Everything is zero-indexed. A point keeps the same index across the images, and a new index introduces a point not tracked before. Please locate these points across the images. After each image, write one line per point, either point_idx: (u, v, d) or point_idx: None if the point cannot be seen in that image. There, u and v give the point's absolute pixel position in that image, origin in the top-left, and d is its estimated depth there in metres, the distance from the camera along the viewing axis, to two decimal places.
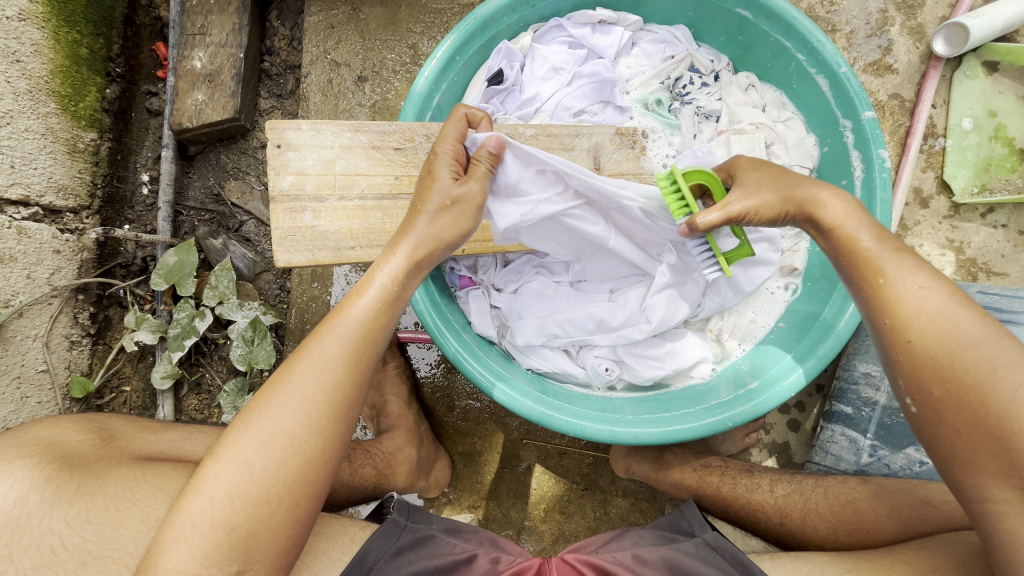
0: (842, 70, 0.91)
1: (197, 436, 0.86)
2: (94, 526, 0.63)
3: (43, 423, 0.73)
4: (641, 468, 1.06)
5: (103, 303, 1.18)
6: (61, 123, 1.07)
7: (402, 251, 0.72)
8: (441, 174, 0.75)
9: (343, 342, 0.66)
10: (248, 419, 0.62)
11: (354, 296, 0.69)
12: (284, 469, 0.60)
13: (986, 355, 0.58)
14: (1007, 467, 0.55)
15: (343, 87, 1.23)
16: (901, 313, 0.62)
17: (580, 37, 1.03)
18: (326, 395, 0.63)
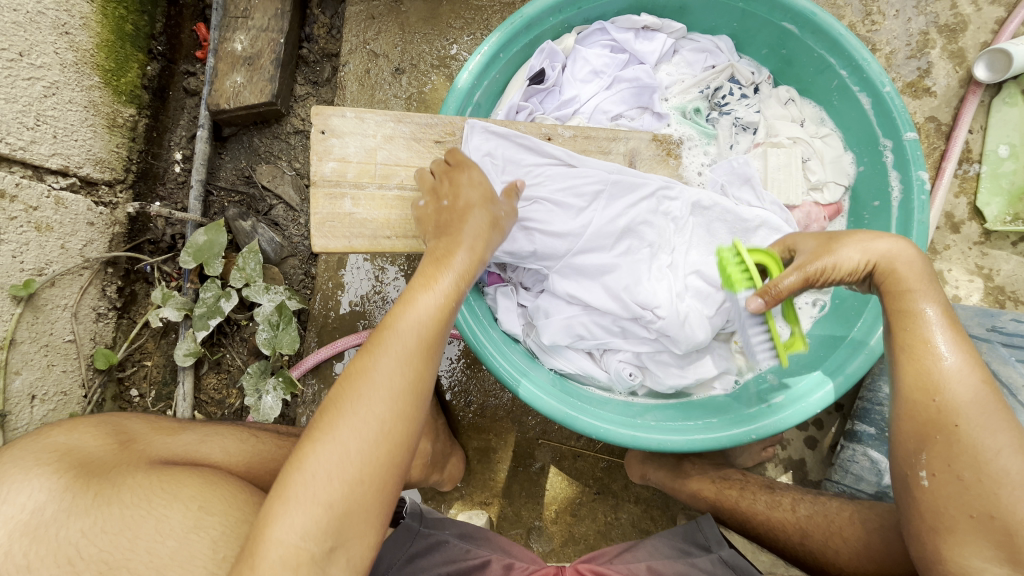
0: (886, 90, 0.90)
1: (214, 438, 0.82)
2: (111, 537, 0.60)
3: (64, 426, 0.70)
4: (657, 476, 1.06)
5: (130, 277, 1.19)
6: (103, 97, 1.08)
7: (467, 245, 0.73)
8: (472, 172, 0.79)
9: (419, 334, 0.65)
10: (340, 405, 0.61)
11: (427, 283, 0.69)
12: (373, 454, 0.60)
13: (1008, 464, 0.61)
14: (1006, 553, 0.59)
15: (380, 78, 1.23)
16: (946, 394, 0.64)
17: (623, 41, 1.03)
18: (408, 385, 0.63)
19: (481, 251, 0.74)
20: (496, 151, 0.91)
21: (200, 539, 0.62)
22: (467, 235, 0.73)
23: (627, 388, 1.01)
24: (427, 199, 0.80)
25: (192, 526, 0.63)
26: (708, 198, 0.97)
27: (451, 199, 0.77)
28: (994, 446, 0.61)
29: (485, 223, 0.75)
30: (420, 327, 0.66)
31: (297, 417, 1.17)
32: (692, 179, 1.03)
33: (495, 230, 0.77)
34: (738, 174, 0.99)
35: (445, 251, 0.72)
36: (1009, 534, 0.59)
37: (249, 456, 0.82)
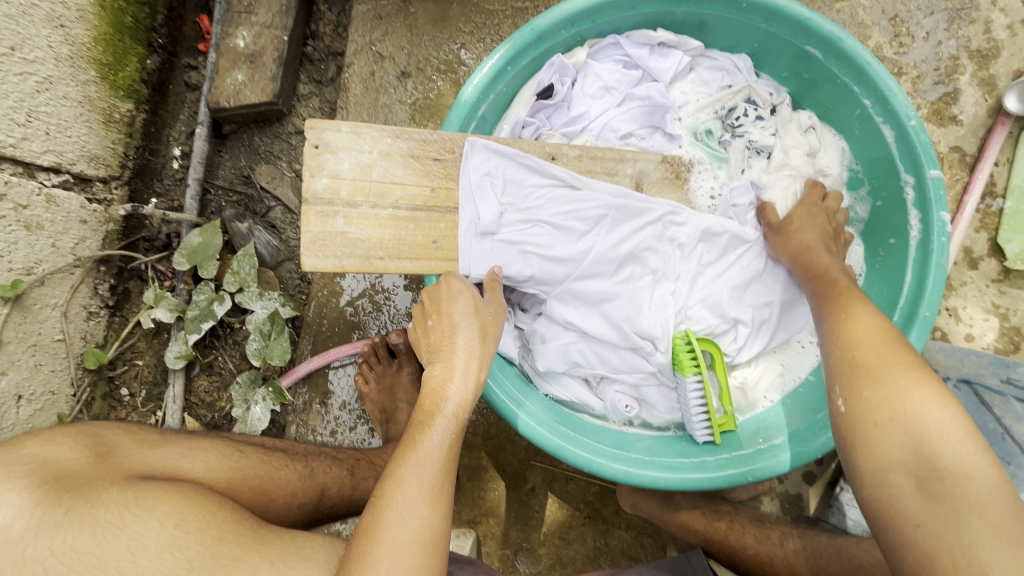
0: (911, 123, 0.86)
1: (195, 452, 0.76)
2: (81, 556, 0.57)
3: (42, 436, 0.67)
4: (648, 506, 1.02)
5: (124, 275, 1.17)
6: (99, 92, 1.06)
7: (464, 375, 0.75)
8: (457, 293, 0.80)
9: (427, 478, 0.66)
10: (380, 515, 0.63)
11: (427, 422, 0.70)
12: (424, 546, 0.63)
13: (900, 375, 0.63)
14: (916, 456, 0.58)
15: (385, 81, 1.20)
16: (847, 333, 0.71)
17: (636, 57, 0.98)
18: (440, 474, 0.67)
19: (476, 363, 0.76)
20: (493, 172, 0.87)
21: (174, 559, 0.58)
22: (460, 346, 0.76)
23: (622, 418, 0.98)
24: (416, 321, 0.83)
25: (167, 545, 0.58)
26: (720, 223, 0.94)
27: (435, 316, 0.80)
28: (896, 370, 0.63)
29: (478, 327, 0.78)
30: (444, 422, 0.70)
31: (287, 425, 1.15)
32: (700, 206, 0.97)
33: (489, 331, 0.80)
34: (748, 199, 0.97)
35: (440, 378, 0.74)
36: (914, 438, 0.59)
37: (232, 472, 0.77)
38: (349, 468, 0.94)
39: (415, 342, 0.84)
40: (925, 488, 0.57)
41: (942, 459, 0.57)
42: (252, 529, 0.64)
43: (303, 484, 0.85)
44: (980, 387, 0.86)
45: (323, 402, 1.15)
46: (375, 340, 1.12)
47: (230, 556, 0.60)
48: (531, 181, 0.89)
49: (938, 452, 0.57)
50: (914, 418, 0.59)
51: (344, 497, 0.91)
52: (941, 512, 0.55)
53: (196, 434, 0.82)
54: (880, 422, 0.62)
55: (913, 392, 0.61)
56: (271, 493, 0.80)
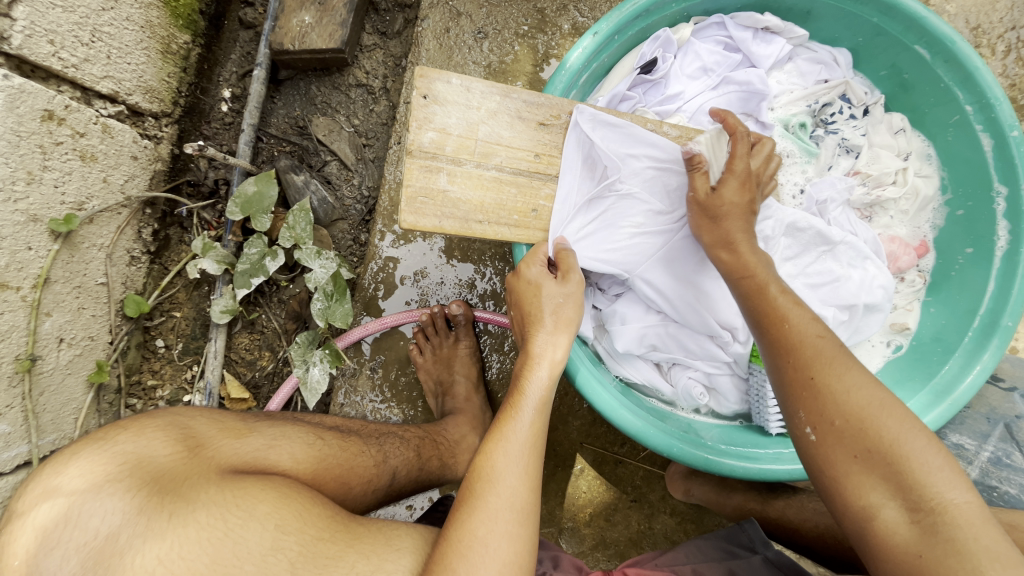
0: (1013, 134, 0.86)
1: (282, 442, 0.72)
2: (188, 564, 0.53)
3: (131, 429, 0.61)
4: (703, 491, 1.04)
5: (166, 221, 1.10)
6: (160, 18, 0.98)
7: (545, 363, 0.74)
8: (531, 270, 0.79)
9: (519, 454, 0.66)
10: (475, 506, 0.62)
11: (512, 406, 0.71)
12: (515, 545, 0.60)
13: (888, 416, 0.59)
14: (896, 491, 0.56)
15: (459, 40, 1.14)
16: (807, 354, 0.65)
17: (739, 40, 0.96)
18: (526, 470, 0.65)
19: (557, 348, 0.76)
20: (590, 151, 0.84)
21: (280, 562, 0.55)
22: (542, 329, 0.77)
23: (690, 405, 0.98)
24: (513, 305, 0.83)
25: (270, 548, 0.56)
26: (805, 219, 0.92)
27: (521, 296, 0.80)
28: (849, 394, 0.61)
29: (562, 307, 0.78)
30: (531, 418, 0.70)
31: (335, 389, 1.11)
32: (786, 201, 0.97)
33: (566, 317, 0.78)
34: (838, 196, 0.95)
35: (521, 364, 0.76)
36: (892, 470, 0.56)
37: (318, 463, 0.73)
38: (417, 448, 0.91)
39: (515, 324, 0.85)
40: (921, 522, 0.54)
41: (935, 491, 0.54)
42: (347, 527, 0.62)
43: (377, 470, 0.82)
44: None
45: (374, 369, 1.12)
46: (434, 310, 1.08)
47: (330, 555, 0.57)
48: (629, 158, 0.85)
49: (936, 488, 0.54)
50: (896, 445, 0.57)
51: (412, 477, 0.89)
52: (936, 544, 0.53)
53: (276, 419, 0.78)
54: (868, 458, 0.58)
55: (876, 411, 0.59)
56: (349, 483, 0.77)
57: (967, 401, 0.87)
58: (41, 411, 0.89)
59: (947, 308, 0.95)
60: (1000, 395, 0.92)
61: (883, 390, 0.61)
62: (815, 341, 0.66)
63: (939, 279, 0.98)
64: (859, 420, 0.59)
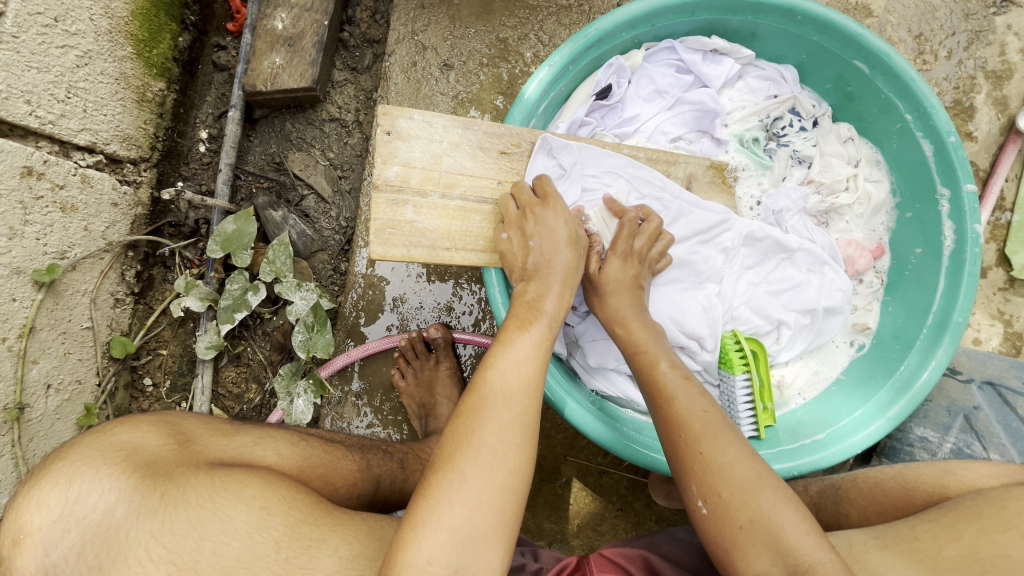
0: (950, 139, 0.91)
1: (266, 441, 0.75)
2: (178, 539, 0.55)
3: (126, 423, 0.65)
4: (683, 495, 1.06)
5: (149, 262, 1.13)
6: (134, 69, 1.02)
7: (536, 331, 0.69)
8: (559, 227, 0.79)
9: (523, 369, 0.65)
10: (460, 439, 0.59)
11: (494, 362, 0.65)
12: (507, 465, 0.58)
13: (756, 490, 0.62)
14: (777, 554, 0.59)
15: (426, 73, 1.18)
16: (694, 430, 0.68)
17: (690, 63, 1.01)
18: (526, 383, 0.64)
19: (567, 298, 0.76)
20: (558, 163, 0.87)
21: (266, 541, 0.57)
22: (555, 280, 0.76)
23: None
24: (510, 234, 0.80)
25: (256, 527, 0.58)
26: (762, 229, 0.96)
27: (533, 238, 0.78)
28: (728, 464, 0.65)
29: (572, 266, 0.78)
30: (537, 339, 0.68)
31: (322, 417, 1.14)
32: (743, 213, 1.01)
33: (574, 277, 0.78)
34: (793, 205, 1.00)
35: (535, 296, 0.74)
36: (773, 539, 0.60)
37: (301, 460, 0.76)
38: (400, 460, 0.94)
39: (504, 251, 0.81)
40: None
41: (801, 553, 0.58)
42: (328, 511, 0.65)
43: (361, 473, 0.84)
44: (1004, 390, 0.91)
45: (359, 395, 1.14)
46: (412, 334, 1.11)
47: (313, 537, 0.60)
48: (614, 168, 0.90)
49: (806, 551, 0.58)
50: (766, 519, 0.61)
51: (396, 489, 0.91)
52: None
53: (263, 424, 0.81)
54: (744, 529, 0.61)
55: (757, 493, 0.62)
56: (334, 483, 0.79)
57: (925, 395, 0.91)
58: (32, 456, 0.91)
59: (904, 306, 0.99)
60: (958, 387, 0.97)
61: (750, 465, 0.64)
62: (700, 417, 0.69)
63: (896, 278, 1.02)
64: (744, 495, 0.62)
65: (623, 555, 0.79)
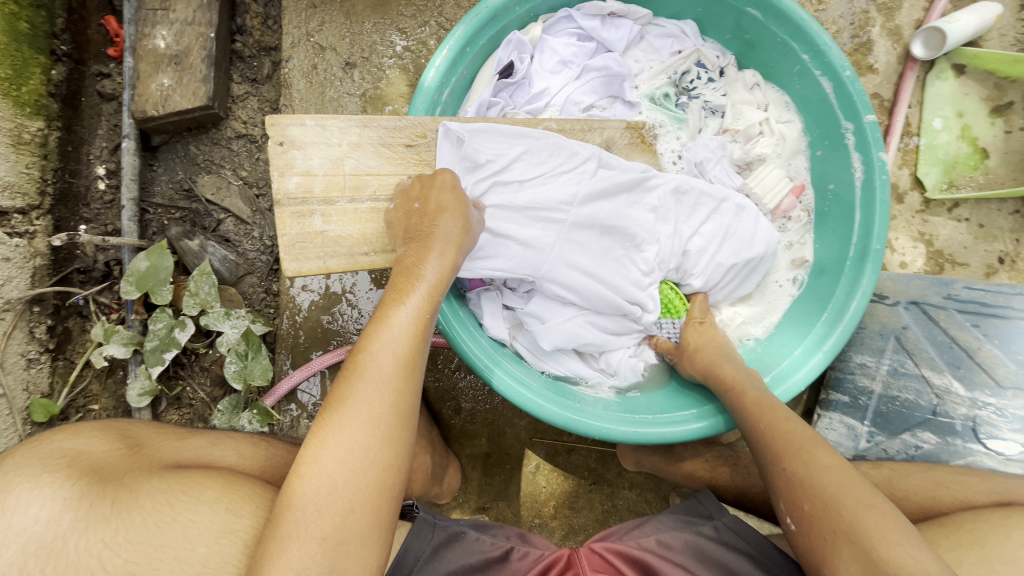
0: (846, 73, 0.93)
1: (226, 442, 0.75)
2: (136, 547, 0.53)
3: (66, 431, 0.61)
4: (651, 461, 1.07)
5: (62, 314, 1.05)
6: (2, 110, 0.94)
7: (414, 303, 0.65)
8: (445, 203, 0.74)
9: (399, 351, 0.63)
10: (323, 437, 0.58)
11: (367, 347, 0.62)
12: (373, 461, 0.58)
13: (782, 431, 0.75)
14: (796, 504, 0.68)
15: (329, 74, 1.14)
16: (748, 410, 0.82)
17: (590, 29, 1.00)
18: (400, 368, 0.62)
19: (451, 258, 0.71)
20: (466, 143, 0.84)
21: (234, 544, 0.56)
22: (436, 243, 0.71)
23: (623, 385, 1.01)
24: (398, 204, 0.77)
25: (223, 531, 0.57)
26: (688, 182, 0.96)
27: (422, 201, 0.75)
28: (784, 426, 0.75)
29: (458, 230, 0.73)
30: (415, 314, 0.65)
31: None
32: (667, 168, 1.02)
33: (463, 244, 0.74)
34: (712, 156, 1.00)
35: (413, 260, 0.70)
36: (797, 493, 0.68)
37: (265, 461, 0.76)
38: None
39: (392, 223, 0.78)
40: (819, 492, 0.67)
41: (823, 508, 0.65)
42: None
43: None
44: (927, 306, 0.95)
45: (311, 416, 1.10)
46: None
47: None
48: (520, 143, 0.88)
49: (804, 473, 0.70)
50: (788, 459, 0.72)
51: None
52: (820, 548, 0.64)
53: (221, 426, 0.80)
54: (785, 476, 0.70)
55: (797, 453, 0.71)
56: None
57: (857, 322, 0.93)
58: None
59: (828, 242, 1.02)
60: (886, 311, 0.98)
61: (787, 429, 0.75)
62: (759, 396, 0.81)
63: (821, 210, 1.04)
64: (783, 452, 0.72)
65: (615, 550, 0.80)
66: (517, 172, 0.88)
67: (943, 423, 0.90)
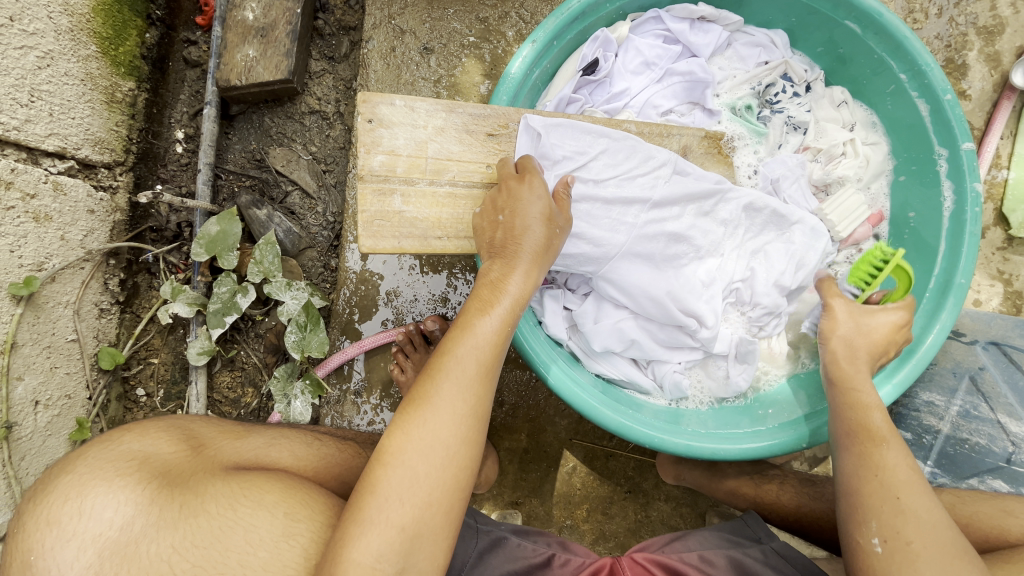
0: (947, 97, 0.88)
1: (281, 442, 0.74)
2: (202, 552, 0.52)
3: (134, 430, 0.60)
4: (693, 476, 1.05)
5: (133, 269, 1.09)
6: (101, 68, 0.97)
7: (499, 312, 0.65)
8: (530, 211, 0.73)
9: (483, 356, 0.62)
10: (407, 430, 0.58)
11: (452, 349, 0.62)
12: (453, 460, 0.58)
13: (917, 493, 0.66)
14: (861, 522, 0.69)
15: (406, 58, 1.15)
16: (897, 476, 0.68)
17: (677, 32, 0.98)
18: (483, 373, 0.62)
19: (535, 278, 0.70)
20: (548, 139, 0.83)
21: (293, 549, 0.55)
22: (523, 260, 0.70)
23: (675, 396, 0.99)
24: (485, 210, 0.77)
25: (283, 535, 0.55)
26: (761, 199, 0.93)
27: (508, 213, 0.73)
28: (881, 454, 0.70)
29: (543, 248, 0.72)
30: (499, 322, 0.65)
31: (321, 417, 1.11)
32: (742, 182, 0.99)
33: (545, 260, 0.72)
34: (791, 172, 0.97)
35: (499, 275, 0.69)
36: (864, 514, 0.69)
37: (316, 461, 0.75)
38: None
39: (477, 228, 0.78)
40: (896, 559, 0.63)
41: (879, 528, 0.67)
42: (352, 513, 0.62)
43: None
44: (1009, 348, 0.90)
45: (358, 393, 1.12)
46: (410, 328, 1.07)
47: None
48: (598, 143, 0.87)
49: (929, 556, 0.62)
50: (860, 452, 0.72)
51: None
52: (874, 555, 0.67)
53: (275, 425, 0.80)
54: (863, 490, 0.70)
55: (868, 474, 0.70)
56: (349, 481, 0.78)
57: (931, 357, 0.89)
58: (25, 476, 0.88)
59: (905, 271, 0.98)
60: (962, 349, 0.96)
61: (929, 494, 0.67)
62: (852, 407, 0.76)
63: (894, 244, 1.01)
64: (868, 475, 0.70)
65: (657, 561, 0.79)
66: (592, 171, 0.86)
67: (1017, 472, 0.83)
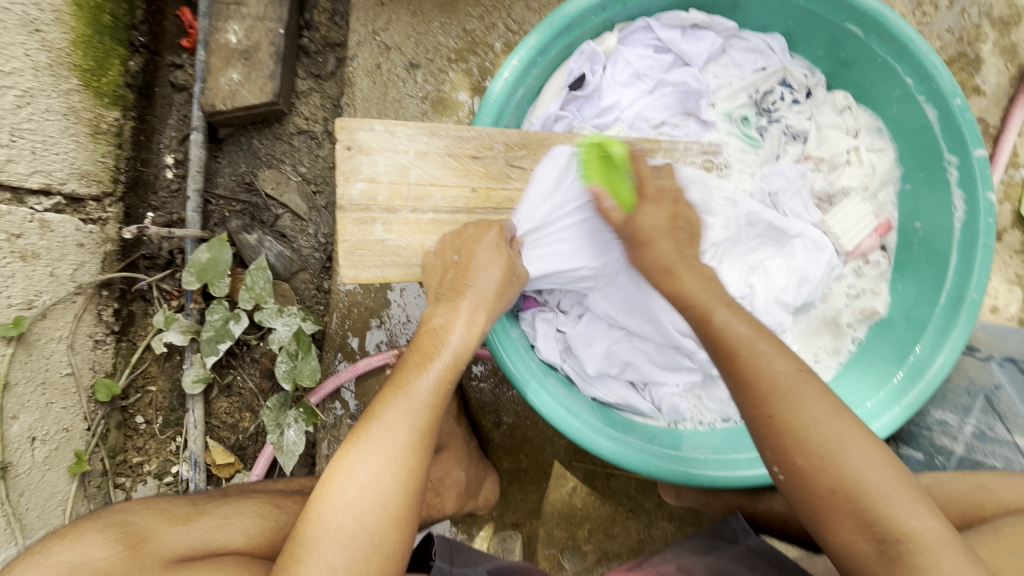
0: (956, 102, 0.83)
1: (232, 521, 0.71)
2: None
3: (68, 536, 0.63)
4: (693, 496, 1.01)
5: (127, 298, 1.09)
6: (84, 101, 0.97)
7: (434, 372, 0.68)
8: (482, 256, 0.75)
9: (413, 423, 0.64)
10: (324, 513, 0.60)
11: (380, 417, 0.64)
12: (376, 539, 0.60)
13: (836, 426, 0.60)
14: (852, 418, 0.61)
15: (393, 74, 1.12)
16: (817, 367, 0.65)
17: (669, 41, 0.94)
18: (409, 442, 0.63)
19: (481, 323, 0.74)
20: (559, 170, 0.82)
21: None
22: (467, 303, 0.73)
23: (673, 419, 0.95)
24: (439, 251, 0.77)
25: None
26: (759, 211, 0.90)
27: (464, 254, 0.75)
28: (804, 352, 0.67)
29: (492, 292, 0.75)
30: (431, 387, 0.67)
31: (318, 442, 1.11)
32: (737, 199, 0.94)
33: (495, 302, 0.75)
34: (791, 186, 0.93)
35: (442, 322, 0.73)
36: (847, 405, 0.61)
37: (272, 534, 0.72)
38: None
39: (427, 268, 0.77)
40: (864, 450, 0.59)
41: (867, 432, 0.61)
42: None
43: None
44: None
45: (355, 417, 1.11)
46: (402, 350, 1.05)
47: None
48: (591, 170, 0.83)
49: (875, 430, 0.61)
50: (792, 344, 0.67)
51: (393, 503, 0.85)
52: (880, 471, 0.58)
53: (240, 494, 0.78)
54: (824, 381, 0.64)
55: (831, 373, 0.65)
56: None
57: (943, 377, 0.85)
58: (24, 511, 0.90)
59: (915, 284, 0.93)
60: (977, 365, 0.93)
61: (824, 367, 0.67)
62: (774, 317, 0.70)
63: (904, 255, 0.96)
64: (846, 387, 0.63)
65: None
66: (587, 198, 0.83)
67: None
